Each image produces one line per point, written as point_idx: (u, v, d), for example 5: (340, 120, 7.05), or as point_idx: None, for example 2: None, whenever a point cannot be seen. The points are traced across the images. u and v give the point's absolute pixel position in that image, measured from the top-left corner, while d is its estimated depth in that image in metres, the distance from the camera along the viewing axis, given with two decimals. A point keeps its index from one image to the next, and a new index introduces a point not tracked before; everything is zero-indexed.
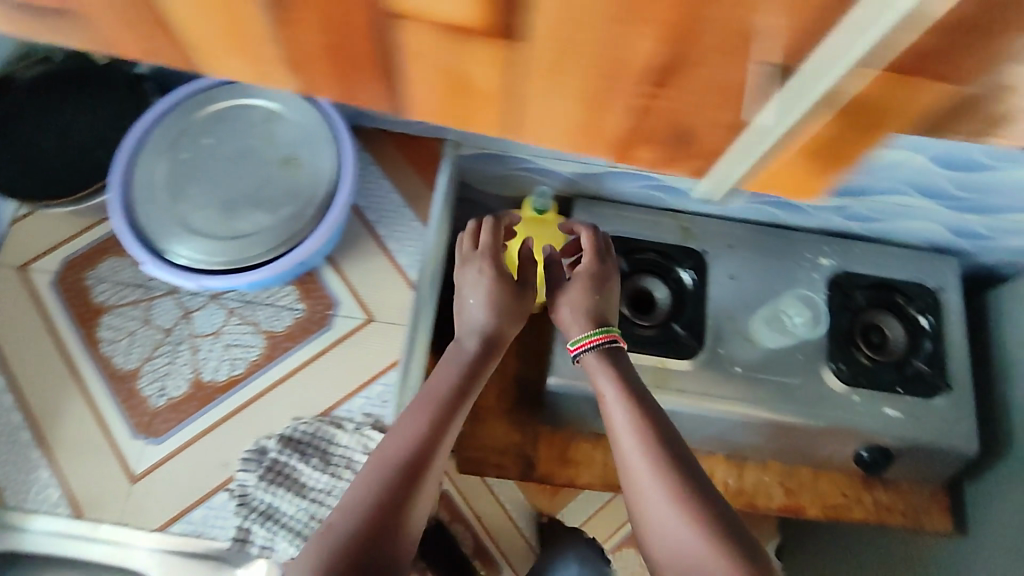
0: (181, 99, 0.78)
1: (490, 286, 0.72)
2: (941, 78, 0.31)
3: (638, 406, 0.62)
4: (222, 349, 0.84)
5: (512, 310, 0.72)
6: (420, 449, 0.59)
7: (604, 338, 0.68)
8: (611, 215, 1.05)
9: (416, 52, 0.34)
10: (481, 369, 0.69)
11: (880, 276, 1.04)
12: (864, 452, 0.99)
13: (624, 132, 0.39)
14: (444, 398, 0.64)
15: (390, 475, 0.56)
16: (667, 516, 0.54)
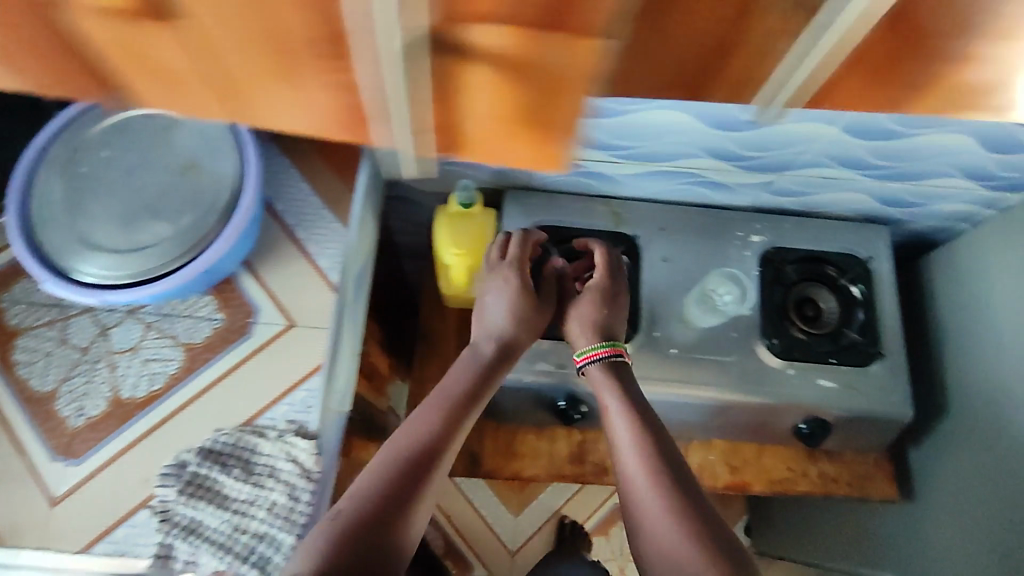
0: (76, 113, 0.76)
1: (516, 296, 0.88)
2: (527, 33, 0.43)
3: (634, 417, 0.77)
4: (141, 364, 0.82)
5: (524, 320, 0.88)
6: (434, 439, 0.72)
7: (607, 351, 0.85)
8: (543, 206, 1.05)
9: (116, 41, 0.45)
10: (491, 374, 0.84)
11: (811, 249, 1.04)
12: (804, 425, 1.00)
13: (330, 104, 0.53)
14: (459, 396, 0.79)
15: (410, 459, 0.69)
16: (658, 524, 0.66)
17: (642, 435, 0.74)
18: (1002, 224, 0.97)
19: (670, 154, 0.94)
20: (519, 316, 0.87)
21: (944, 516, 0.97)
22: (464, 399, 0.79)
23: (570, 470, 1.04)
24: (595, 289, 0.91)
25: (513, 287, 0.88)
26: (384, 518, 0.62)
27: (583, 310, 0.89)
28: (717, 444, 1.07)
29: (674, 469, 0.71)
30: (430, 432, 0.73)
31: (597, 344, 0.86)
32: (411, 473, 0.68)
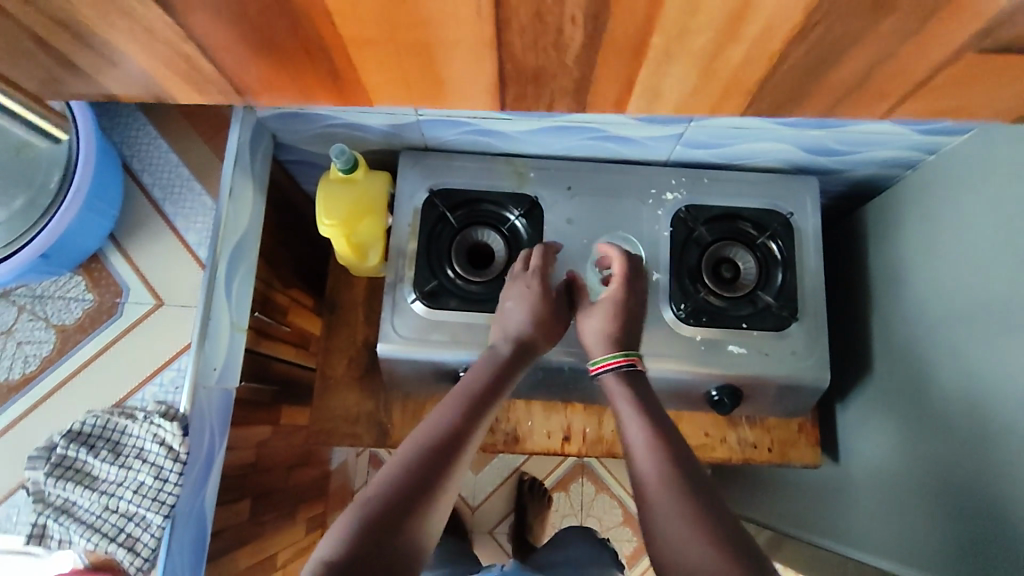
0: None
1: (536, 302, 0.86)
2: None
3: (649, 419, 0.74)
4: (14, 347, 0.82)
5: (546, 322, 0.86)
6: (450, 435, 0.71)
7: (625, 360, 0.81)
8: (442, 164, 1.00)
9: None
10: (509, 372, 0.82)
11: (727, 206, 0.98)
12: (715, 392, 0.94)
13: None
14: (478, 392, 0.77)
15: (430, 449, 0.68)
16: (674, 518, 0.62)
17: (657, 433, 0.71)
18: (936, 174, 0.88)
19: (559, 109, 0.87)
20: (537, 315, 0.86)
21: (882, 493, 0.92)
22: (481, 394, 0.77)
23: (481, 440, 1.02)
24: (607, 303, 0.87)
25: (533, 295, 0.87)
26: (400, 510, 0.62)
27: (593, 326, 0.86)
28: None
29: (699, 474, 0.67)
30: (447, 426, 0.72)
31: (614, 352, 0.83)
32: (431, 462, 0.67)
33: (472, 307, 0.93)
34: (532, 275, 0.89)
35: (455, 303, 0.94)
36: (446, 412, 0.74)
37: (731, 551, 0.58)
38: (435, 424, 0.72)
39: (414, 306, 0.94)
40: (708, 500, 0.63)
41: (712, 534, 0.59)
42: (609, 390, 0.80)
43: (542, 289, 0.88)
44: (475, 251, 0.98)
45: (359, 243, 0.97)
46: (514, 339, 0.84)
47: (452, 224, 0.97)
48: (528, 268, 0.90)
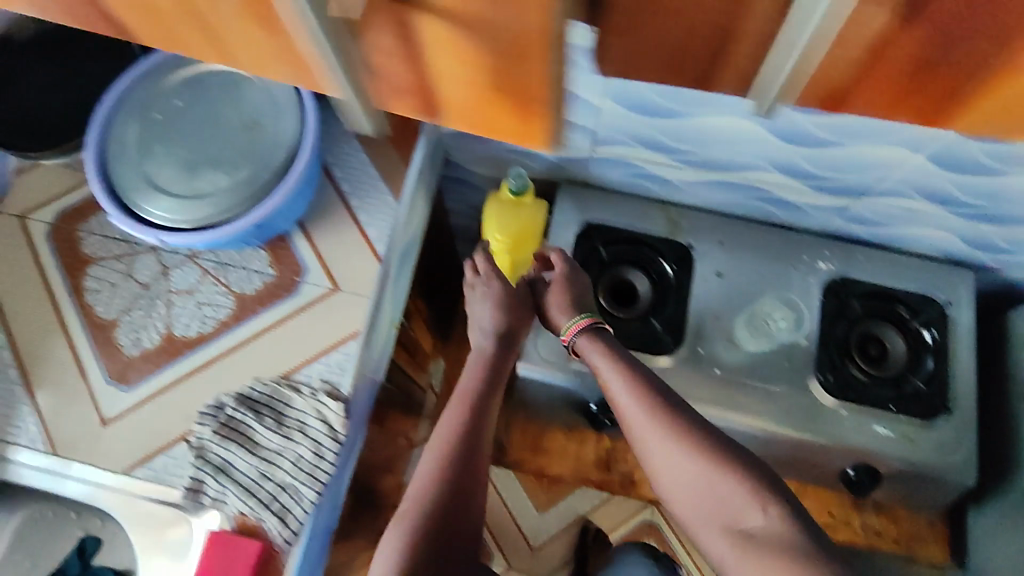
0: (159, 60, 0.79)
1: (496, 294, 0.82)
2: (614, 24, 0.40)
3: (627, 372, 0.72)
4: (195, 307, 0.86)
5: (518, 315, 0.82)
6: (462, 451, 0.71)
7: (585, 323, 0.77)
8: (600, 201, 1.01)
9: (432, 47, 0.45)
10: (502, 363, 0.80)
11: (881, 284, 0.97)
12: (851, 471, 0.94)
13: (426, 87, 0.50)
14: (476, 389, 0.76)
15: (451, 464, 0.70)
16: (676, 463, 0.65)
17: (637, 379, 0.71)
18: None
19: (735, 165, 0.90)
20: (503, 304, 0.81)
21: None
22: (480, 391, 0.76)
23: (597, 476, 1.02)
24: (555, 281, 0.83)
25: (490, 290, 0.82)
26: (438, 535, 0.66)
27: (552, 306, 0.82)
28: None
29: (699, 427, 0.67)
30: (455, 437, 0.72)
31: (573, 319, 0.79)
32: (456, 477, 0.69)
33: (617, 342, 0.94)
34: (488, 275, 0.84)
35: None
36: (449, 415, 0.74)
37: (730, 481, 0.63)
38: (443, 438, 0.72)
39: None
40: (700, 434, 0.66)
41: (708, 469, 0.64)
42: (583, 354, 0.76)
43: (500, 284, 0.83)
44: (621, 289, 0.99)
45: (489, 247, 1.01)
46: (496, 334, 0.81)
47: (604, 259, 0.98)
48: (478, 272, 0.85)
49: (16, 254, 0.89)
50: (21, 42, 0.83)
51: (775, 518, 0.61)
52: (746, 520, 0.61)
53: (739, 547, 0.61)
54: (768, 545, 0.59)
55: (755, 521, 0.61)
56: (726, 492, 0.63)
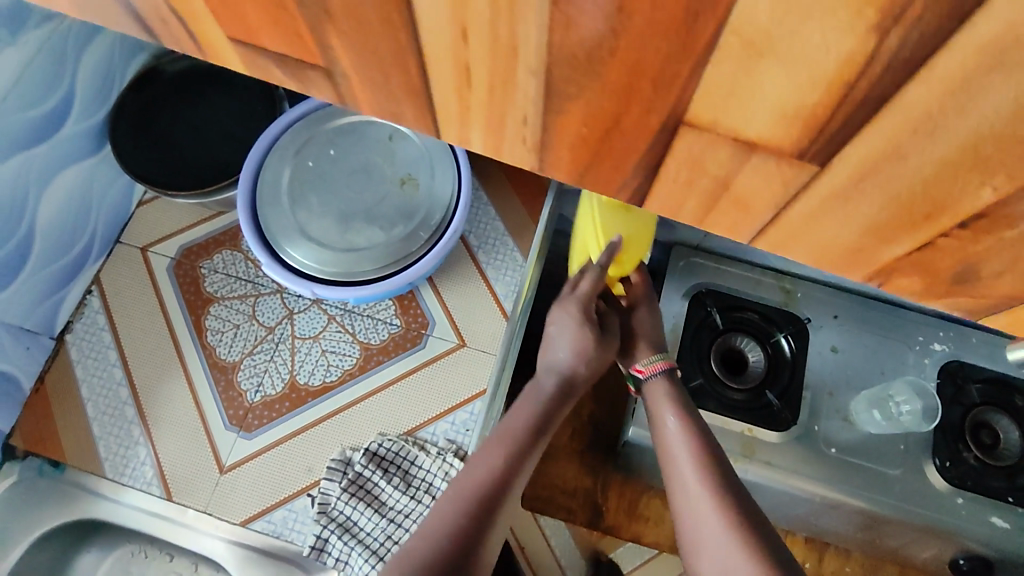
0: (314, 107, 0.80)
1: (591, 334, 0.64)
2: None
3: (700, 434, 0.59)
4: (319, 353, 0.85)
5: (601, 355, 0.65)
6: (481, 503, 0.53)
7: (663, 364, 0.66)
8: (711, 267, 1.00)
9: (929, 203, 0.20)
10: (555, 413, 0.64)
11: (998, 371, 0.91)
12: (963, 560, 0.87)
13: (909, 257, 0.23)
14: (524, 435, 0.60)
15: (465, 516, 0.52)
16: None
17: (710, 450, 0.57)
18: None
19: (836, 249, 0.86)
20: (588, 346, 0.64)
21: None
22: (526, 436, 0.60)
23: None
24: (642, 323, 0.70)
25: (585, 325, 0.64)
26: None
27: (637, 342, 0.69)
28: (855, 557, 0.90)
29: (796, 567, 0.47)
30: (470, 500, 0.53)
31: (651, 357, 0.67)
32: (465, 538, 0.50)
33: (731, 414, 0.90)
34: (577, 302, 0.66)
35: (712, 406, 0.91)
36: (485, 457, 0.58)
37: None
38: (462, 490, 0.54)
39: None
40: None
41: None
42: (653, 392, 0.65)
43: (591, 317, 0.66)
44: (732, 357, 0.96)
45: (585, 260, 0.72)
46: (561, 372, 0.65)
47: (717, 325, 0.96)
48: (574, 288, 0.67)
49: (137, 287, 0.87)
50: (170, 79, 0.84)
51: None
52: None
53: None
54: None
55: None
56: None
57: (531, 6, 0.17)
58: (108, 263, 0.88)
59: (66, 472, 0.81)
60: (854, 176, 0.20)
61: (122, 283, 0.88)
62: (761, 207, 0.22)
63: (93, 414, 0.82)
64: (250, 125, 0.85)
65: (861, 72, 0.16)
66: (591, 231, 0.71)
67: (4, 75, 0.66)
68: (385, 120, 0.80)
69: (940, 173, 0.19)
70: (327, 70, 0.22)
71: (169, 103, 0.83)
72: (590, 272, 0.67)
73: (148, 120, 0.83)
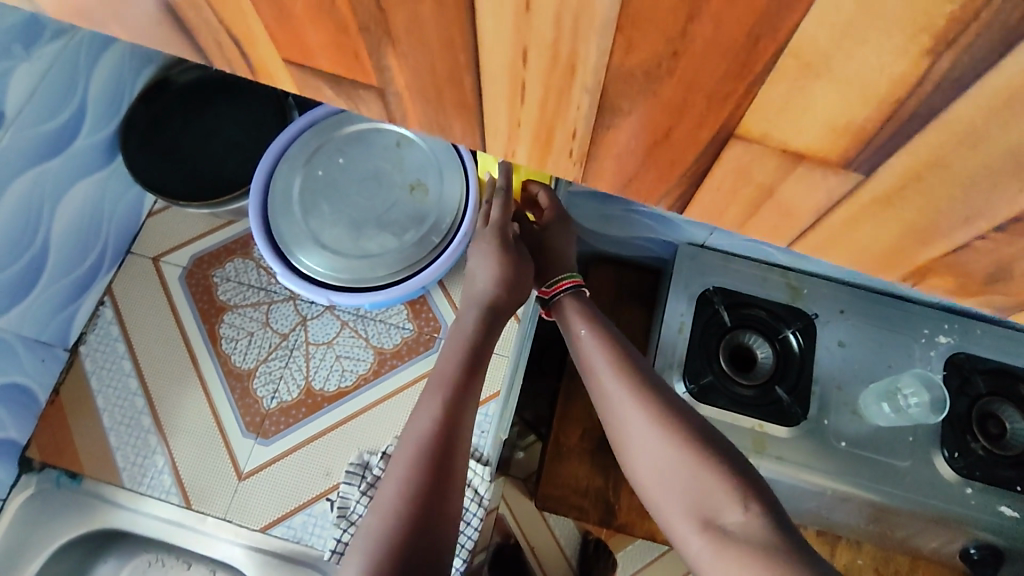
0: (323, 115, 0.81)
1: (506, 260, 0.64)
2: None
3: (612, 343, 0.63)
4: (333, 359, 0.85)
5: (521, 278, 0.64)
6: (434, 458, 0.55)
7: (570, 281, 0.67)
8: (717, 265, 1.01)
9: (964, 210, 0.22)
10: (486, 349, 0.63)
11: (1003, 362, 0.92)
12: (974, 549, 0.88)
13: (940, 256, 0.24)
14: (459, 376, 0.60)
15: (423, 475, 0.53)
16: (672, 468, 0.53)
17: (622, 354, 0.62)
18: None
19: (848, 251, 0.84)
20: (509, 272, 0.64)
21: None
22: (461, 380, 0.60)
23: None
24: (554, 241, 0.69)
25: (498, 251, 0.64)
26: None
27: (551, 262, 0.69)
28: (867, 549, 0.94)
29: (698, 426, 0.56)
30: (426, 457, 0.54)
31: (558, 277, 0.68)
32: (429, 498, 0.53)
33: (740, 410, 0.91)
34: (491, 230, 0.66)
35: (721, 402, 0.92)
36: (426, 408, 0.58)
37: (726, 480, 0.51)
38: (411, 447, 0.55)
39: (682, 395, 0.93)
40: (702, 438, 0.54)
41: (710, 470, 0.52)
42: (566, 313, 0.66)
43: (505, 242, 0.65)
44: (739, 353, 0.97)
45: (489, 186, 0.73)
46: (485, 303, 0.64)
47: (725, 322, 0.97)
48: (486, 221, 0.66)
49: (149, 298, 0.88)
50: (178, 90, 0.85)
51: (759, 518, 0.49)
52: (725, 522, 0.49)
53: (714, 545, 0.49)
54: (748, 549, 0.47)
55: (733, 519, 0.49)
56: (709, 488, 0.51)
57: (595, 29, 0.19)
58: (120, 274, 0.89)
59: (83, 483, 0.81)
60: (897, 182, 0.21)
61: (134, 294, 0.88)
62: (802, 211, 0.25)
63: (109, 424, 0.83)
64: (259, 134, 0.86)
65: (911, 89, 0.18)
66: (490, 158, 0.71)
67: (18, 91, 0.67)
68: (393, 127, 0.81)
69: (986, 181, 0.20)
70: (379, 89, 0.25)
71: (178, 115, 0.85)
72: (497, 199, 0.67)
73: (158, 132, 0.84)
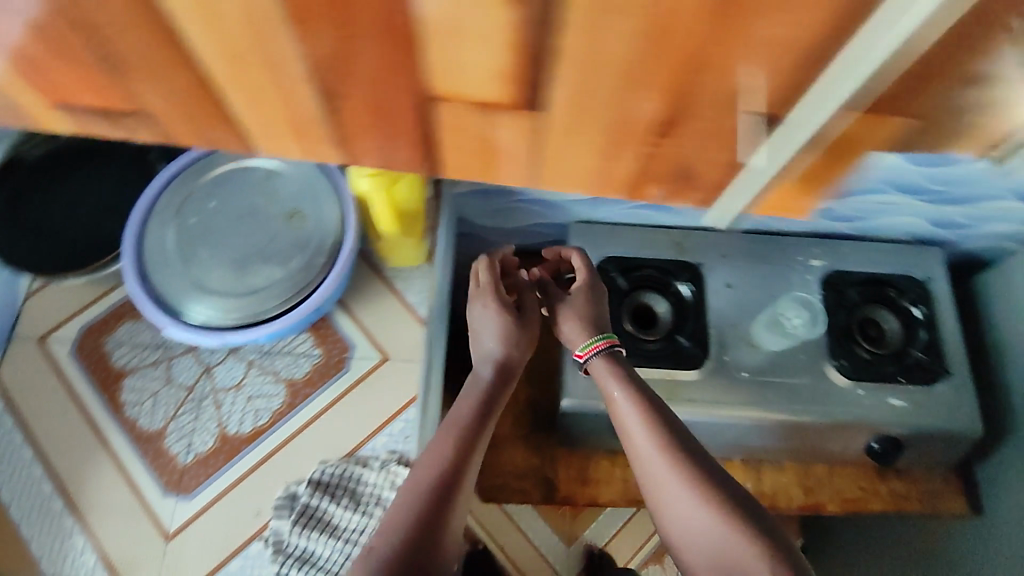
0: (187, 165, 0.82)
1: (507, 320, 0.64)
2: None
3: (650, 409, 0.58)
4: (244, 401, 0.85)
5: (525, 337, 0.65)
6: (439, 493, 0.52)
7: (603, 343, 0.63)
8: (607, 234, 1.06)
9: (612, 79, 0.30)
10: (496, 400, 0.63)
11: (871, 272, 1.02)
12: (874, 443, 0.95)
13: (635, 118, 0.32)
14: (472, 421, 0.59)
15: (427, 506, 0.51)
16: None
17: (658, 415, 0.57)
18: None
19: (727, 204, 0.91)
20: (512, 332, 0.64)
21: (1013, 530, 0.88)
22: (474, 424, 0.59)
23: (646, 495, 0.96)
24: (575, 296, 0.66)
25: (499, 312, 0.65)
26: None
27: (571, 317, 0.65)
28: (789, 465, 1.01)
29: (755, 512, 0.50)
30: (433, 491, 0.52)
31: (590, 338, 0.63)
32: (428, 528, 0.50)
33: (649, 364, 0.96)
34: (488, 291, 0.67)
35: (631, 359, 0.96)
36: (435, 446, 0.56)
37: None
38: (419, 482, 0.53)
39: None
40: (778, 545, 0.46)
41: None
42: (596, 371, 0.61)
43: (507, 305, 0.66)
44: (640, 313, 1.02)
45: (390, 219, 0.79)
46: (498, 359, 0.64)
47: (623, 286, 1.01)
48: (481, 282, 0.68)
49: (41, 380, 0.85)
50: (33, 165, 0.84)
51: None
52: None
53: None
54: None
55: None
56: None
57: None
58: (4, 362, 0.85)
59: None
60: (566, 70, 0.29)
61: (23, 379, 0.85)
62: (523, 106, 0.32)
63: (18, 516, 0.79)
64: (126, 193, 0.85)
65: None
66: (374, 202, 0.77)
67: None
68: (259, 163, 0.83)
69: None
70: None
71: (38, 188, 0.83)
72: (487, 262, 0.68)
73: (19, 209, 0.82)
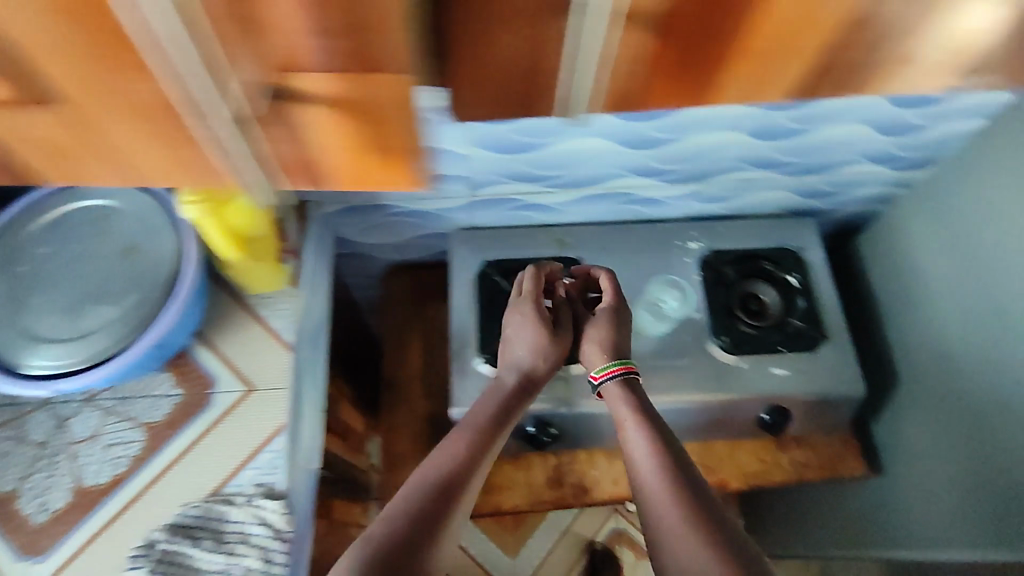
0: (19, 212, 0.80)
1: (540, 333, 0.81)
2: None
3: (650, 428, 0.67)
4: (102, 451, 0.81)
5: (553, 353, 0.81)
6: (449, 473, 0.63)
7: (621, 368, 0.76)
8: (490, 238, 1.05)
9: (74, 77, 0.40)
10: (512, 408, 0.77)
11: (744, 248, 1.04)
12: (765, 414, 0.97)
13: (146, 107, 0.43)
14: (485, 425, 0.71)
15: (434, 486, 0.61)
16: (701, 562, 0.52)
17: (660, 439, 0.65)
18: (914, 204, 0.97)
19: (591, 177, 0.96)
20: (541, 345, 0.81)
21: (913, 483, 0.97)
22: (486, 428, 0.71)
23: (551, 496, 1.02)
24: (602, 316, 0.83)
25: (536, 320, 0.82)
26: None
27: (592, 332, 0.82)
28: (691, 447, 1.03)
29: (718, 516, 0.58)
30: (443, 474, 0.63)
31: (608, 363, 0.77)
32: (435, 501, 0.60)
33: None
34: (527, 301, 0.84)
35: None
36: (450, 444, 0.68)
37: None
38: (434, 465, 0.64)
39: (483, 368, 0.95)
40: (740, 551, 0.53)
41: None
42: (608, 392, 0.74)
43: (543, 318, 0.83)
44: None
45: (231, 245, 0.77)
46: (523, 368, 0.81)
47: (506, 289, 1.00)
48: (524, 293, 0.86)
49: None
50: None
51: None
52: None
53: None
54: None
55: None
56: None
57: None
58: None
59: None
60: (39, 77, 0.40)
61: None
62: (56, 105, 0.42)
63: None
64: None
65: None
66: (211, 230, 0.75)
67: None
68: (93, 203, 0.81)
69: None
70: None
71: None
72: (530, 275, 0.87)
73: None
